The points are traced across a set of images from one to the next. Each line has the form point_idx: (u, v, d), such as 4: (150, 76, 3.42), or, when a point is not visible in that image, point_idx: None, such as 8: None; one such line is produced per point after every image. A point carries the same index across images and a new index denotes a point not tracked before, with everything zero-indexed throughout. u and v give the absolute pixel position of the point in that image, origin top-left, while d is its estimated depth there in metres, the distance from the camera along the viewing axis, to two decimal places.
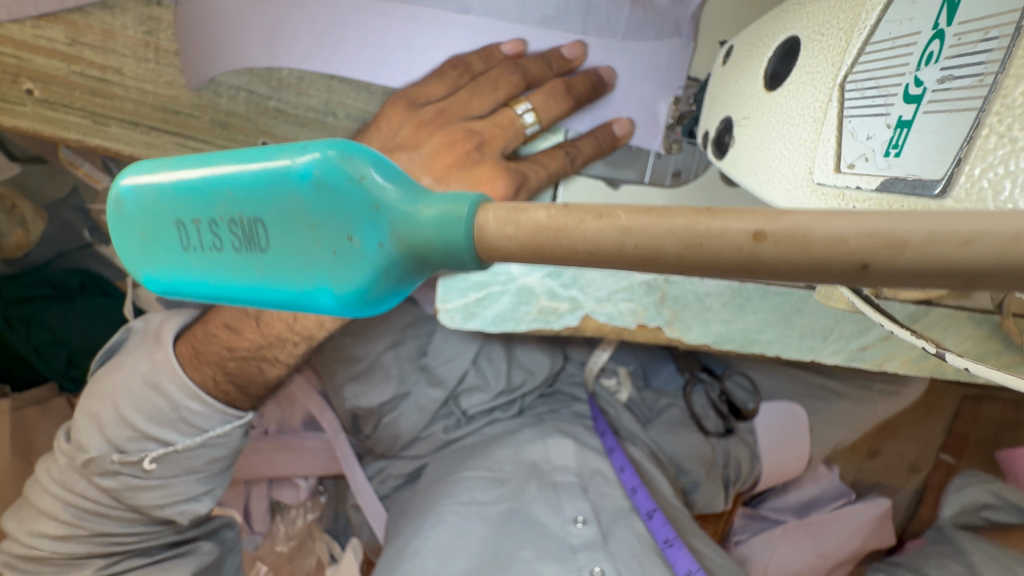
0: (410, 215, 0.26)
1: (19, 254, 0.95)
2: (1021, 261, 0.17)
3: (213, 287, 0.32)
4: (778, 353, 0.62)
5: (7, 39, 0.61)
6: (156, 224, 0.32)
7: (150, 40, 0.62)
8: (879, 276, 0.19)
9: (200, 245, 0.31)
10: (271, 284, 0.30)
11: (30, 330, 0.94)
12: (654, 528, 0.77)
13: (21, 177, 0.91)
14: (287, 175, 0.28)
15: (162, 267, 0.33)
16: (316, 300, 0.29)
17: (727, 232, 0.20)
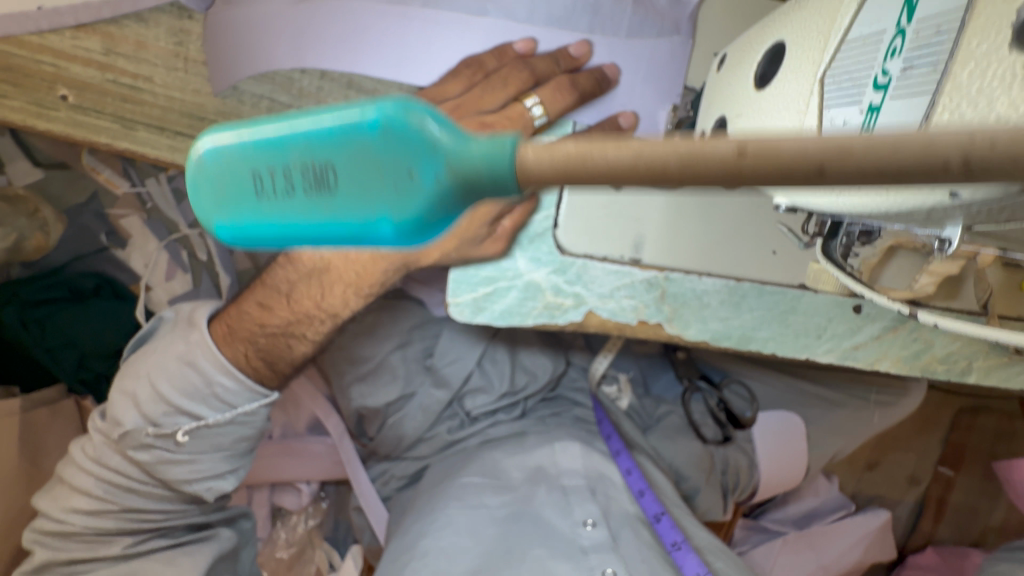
0: (466, 150, 0.23)
1: (37, 256, 0.98)
2: (955, 162, 0.17)
3: (273, 237, 0.26)
4: (773, 351, 0.64)
5: (45, 48, 0.64)
6: (219, 176, 0.26)
7: (179, 51, 0.66)
8: (833, 183, 0.19)
9: (266, 190, 0.25)
10: (334, 231, 0.25)
11: (44, 332, 0.96)
12: (663, 531, 0.79)
13: (42, 182, 0.96)
14: (353, 115, 0.24)
15: (222, 216, 0.27)
16: (373, 241, 0.25)
17: (711, 150, 0.19)
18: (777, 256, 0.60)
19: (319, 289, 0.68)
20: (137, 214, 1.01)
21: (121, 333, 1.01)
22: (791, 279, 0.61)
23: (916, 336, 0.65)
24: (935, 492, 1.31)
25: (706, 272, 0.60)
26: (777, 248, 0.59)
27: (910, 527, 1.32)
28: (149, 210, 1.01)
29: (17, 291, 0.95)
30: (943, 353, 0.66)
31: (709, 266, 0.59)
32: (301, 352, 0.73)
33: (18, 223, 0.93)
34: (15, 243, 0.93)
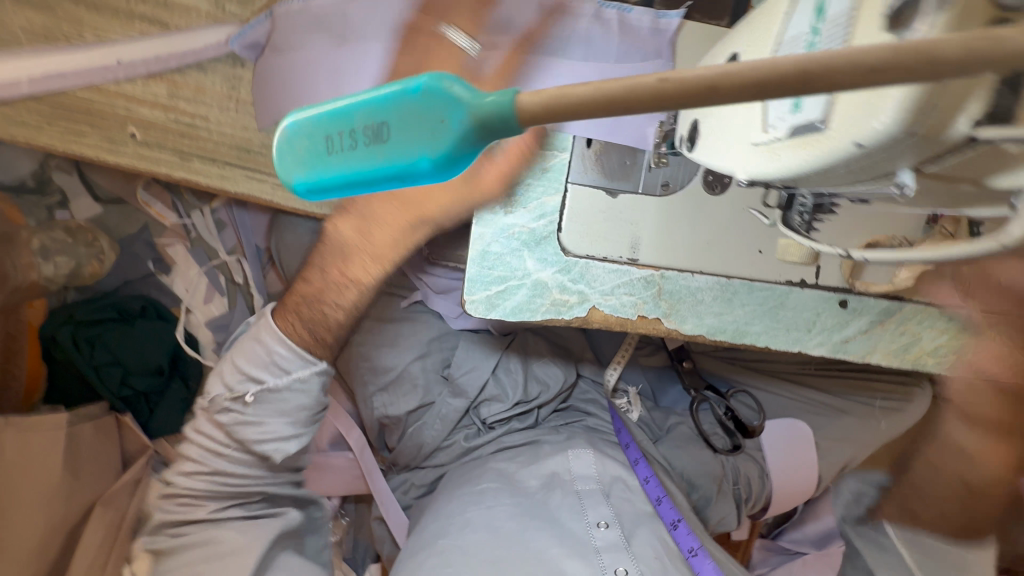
0: (477, 102, 0.30)
1: (92, 281, 1.07)
2: (792, 72, 0.24)
3: (346, 182, 0.34)
4: (767, 344, 0.68)
5: (119, 94, 0.75)
6: (311, 141, 0.35)
7: (233, 94, 0.77)
8: (725, 94, 0.25)
9: (342, 146, 0.33)
10: (386, 172, 0.33)
11: (93, 351, 1.04)
12: (680, 538, 0.82)
13: (100, 216, 1.08)
14: (402, 87, 0.31)
15: (310, 171, 0.35)
16: (414, 175, 0.32)
17: (640, 81, 0.26)
18: (763, 255, 0.66)
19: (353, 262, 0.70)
20: (182, 242, 1.11)
21: (162, 350, 1.09)
22: (777, 275, 0.66)
23: (903, 330, 0.70)
24: None
25: (698, 270, 0.66)
26: (763, 247, 0.66)
27: None
28: (193, 239, 1.11)
29: (75, 311, 1.05)
30: (931, 346, 0.70)
31: (701, 264, 0.65)
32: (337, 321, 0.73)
33: (77, 252, 1.04)
34: (74, 270, 1.04)
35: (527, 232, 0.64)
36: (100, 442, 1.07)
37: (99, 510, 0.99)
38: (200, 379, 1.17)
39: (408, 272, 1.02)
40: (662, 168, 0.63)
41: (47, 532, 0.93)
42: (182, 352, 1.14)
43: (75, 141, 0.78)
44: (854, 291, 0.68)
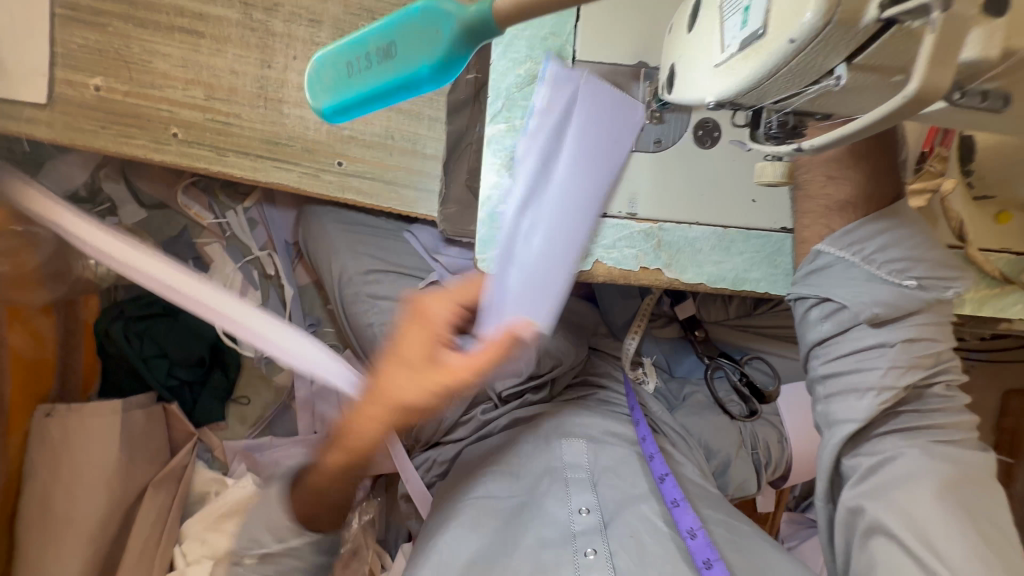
0: (459, 11, 0.39)
1: (139, 280, 1.18)
2: None
3: (367, 99, 0.45)
4: (767, 290, 0.71)
5: (164, 99, 0.85)
6: (337, 70, 0.45)
7: (262, 93, 0.86)
8: None
9: (361, 68, 0.44)
10: (396, 82, 0.42)
11: (144, 345, 1.15)
12: (665, 489, 0.85)
13: (145, 220, 1.17)
14: (407, 10, 0.41)
15: (337, 95, 0.46)
16: (417, 83, 0.42)
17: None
18: (757, 203, 0.70)
19: (369, 412, 0.59)
20: (218, 241, 1.20)
21: (203, 342, 1.19)
22: (771, 223, 0.70)
23: None
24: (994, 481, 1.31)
25: (695, 222, 0.70)
26: (756, 197, 0.70)
27: None
28: (229, 238, 1.20)
29: (126, 309, 1.15)
30: None
31: (697, 215, 0.69)
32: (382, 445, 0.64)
33: None
34: None
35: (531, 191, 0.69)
36: (151, 430, 1.14)
37: (151, 491, 1.10)
38: (239, 369, 1.25)
39: (424, 255, 1.05)
40: (654, 125, 0.68)
41: (107, 508, 1.04)
42: (221, 345, 1.22)
43: (125, 143, 0.85)
44: None
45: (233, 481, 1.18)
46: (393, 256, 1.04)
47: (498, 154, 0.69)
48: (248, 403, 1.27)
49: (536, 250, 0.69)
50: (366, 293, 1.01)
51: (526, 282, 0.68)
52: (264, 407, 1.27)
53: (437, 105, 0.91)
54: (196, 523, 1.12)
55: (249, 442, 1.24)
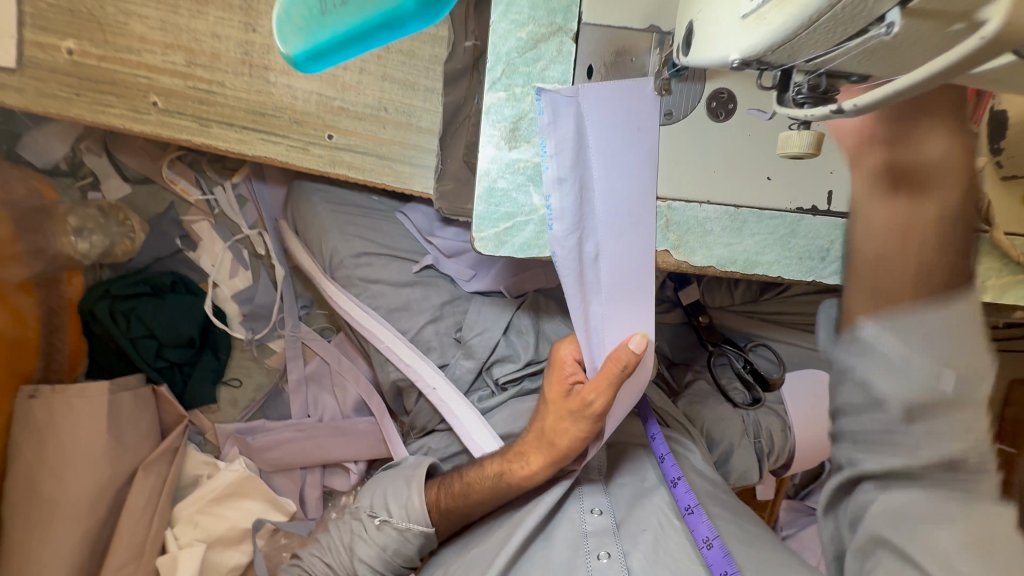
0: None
1: (125, 259, 1.13)
2: None
3: (339, 40, 0.50)
4: (780, 274, 0.68)
5: (141, 64, 0.79)
6: (308, 9, 0.50)
7: (246, 59, 0.80)
8: None
9: (333, 6, 0.49)
10: (367, 23, 0.48)
11: (130, 323, 1.09)
12: (679, 495, 0.82)
13: (130, 196, 1.13)
14: None
15: (310, 35, 0.51)
16: (389, 24, 0.47)
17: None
18: (772, 180, 0.65)
19: (529, 450, 0.77)
20: (207, 219, 1.16)
21: (193, 322, 1.14)
22: (787, 202, 0.65)
23: None
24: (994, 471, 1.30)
25: (705, 200, 0.66)
26: (772, 174, 0.65)
27: None
28: (217, 215, 1.16)
29: (111, 286, 1.10)
30: None
31: (707, 193, 0.65)
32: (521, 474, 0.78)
33: (110, 230, 1.10)
34: (107, 248, 1.10)
35: (532, 166, 0.64)
36: (140, 413, 1.10)
37: (140, 475, 1.07)
38: (230, 350, 1.22)
39: (418, 238, 1.01)
40: (665, 97, 0.62)
41: (96, 489, 1.01)
42: (211, 325, 1.19)
43: (101, 112, 0.80)
44: None
45: (225, 465, 1.15)
46: (386, 238, 1.00)
47: (497, 125, 0.63)
48: (240, 385, 1.23)
49: (609, 272, 0.64)
50: (358, 276, 0.98)
51: (611, 302, 0.65)
52: (258, 388, 1.24)
53: (433, 76, 0.85)
54: (188, 507, 1.12)
55: (240, 426, 1.20)
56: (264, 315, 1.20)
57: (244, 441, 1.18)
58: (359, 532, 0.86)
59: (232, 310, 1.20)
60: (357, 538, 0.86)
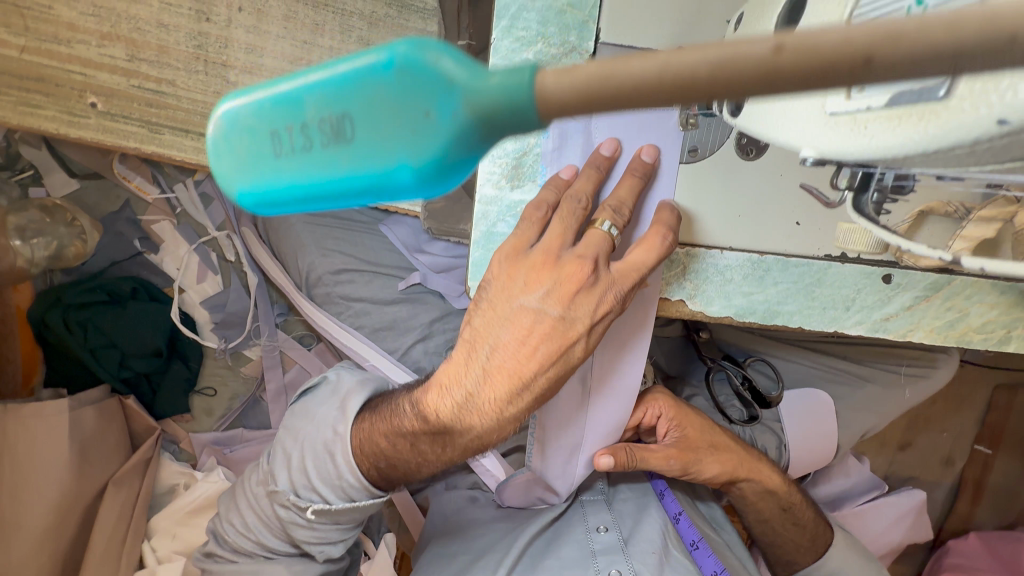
0: (476, 83, 0.25)
1: (77, 263, 1.03)
2: (890, 64, 0.18)
3: (304, 192, 0.30)
4: (801, 325, 0.62)
5: (74, 58, 0.71)
6: (253, 139, 0.30)
7: (199, 54, 0.73)
8: (880, 72, 0.18)
9: (293, 145, 0.29)
10: (356, 180, 0.28)
11: (87, 334, 0.99)
12: (682, 530, 0.79)
13: (78, 193, 1.02)
14: (371, 65, 0.26)
15: (254, 179, 0.30)
16: (395, 191, 0.28)
17: (749, 48, 0.19)
18: (801, 226, 0.59)
19: (487, 390, 0.55)
20: (167, 219, 1.06)
21: (158, 332, 1.04)
22: (815, 249, 0.60)
23: (950, 305, 0.62)
24: (972, 473, 1.26)
25: (727, 247, 0.60)
26: (801, 218, 0.59)
27: (947, 511, 1.28)
28: (179, 215, 1.06)
29: (62, 294, 1.00)
30: (980, 322, 0.63)
31: (729, 239, 0.59)
32: (459, 440, 0.60)
33: (58, 232, 1.00)
34: (56, 251, 1.00)
35: None
36: (110, 427, 1.02)
37: (111, 490, 0.98)
38: (201, 358, 1.13)
39: (404, 252, 0.93)
40: (690, 131, 0.56)
41: (57, 515, 0.91)
42: (179, 333, 1.10)
43: (30, 114, 0.73)
44: (901, 264, 0.61)
45: (201, 475, 1.06)
46: (368, 252, 0.92)
47: (498, 161, 0.57)
48: (214, 394, 1.14)
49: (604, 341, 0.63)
50: (339, 294, 0.91)
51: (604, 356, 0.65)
52: (234, 397, 1.15)
53: None
54: (167, 517, 1.02)
55: (217, 435, 1.12)
56: (238, 322, 1.12)
57: (222, 452, 1.11)
58: (290, 519, 0.71)
59: (202, 316, 1.11)
60: (290, 524, 0.72)
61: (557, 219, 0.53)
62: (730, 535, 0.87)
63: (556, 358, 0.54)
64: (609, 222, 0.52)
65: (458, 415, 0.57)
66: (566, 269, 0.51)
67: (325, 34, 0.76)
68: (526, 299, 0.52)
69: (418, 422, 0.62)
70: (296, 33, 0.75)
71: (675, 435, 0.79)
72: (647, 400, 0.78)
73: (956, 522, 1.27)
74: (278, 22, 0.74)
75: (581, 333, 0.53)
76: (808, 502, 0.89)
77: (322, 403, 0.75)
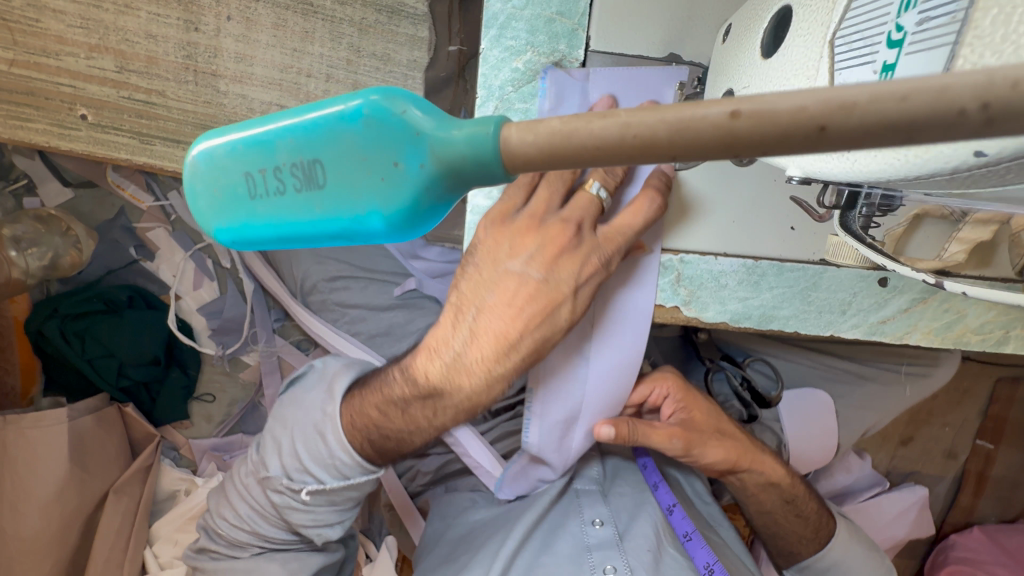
0: (442, 135, 0.26)
1: (73, 272, 1.03)
2: (845, 135, 0.19)
3: (278, 232, 0.30)
4: (796, 330, 0.62)
5: (64, 71, 0.72)
6: (225, 179, 0.30)
7: (189, 63, 0.73)
8: (837, 140, 0.19)
9: (267, 189, 0.29)
10: (329, 224, 0.29)
11: (84, 344, 0.99)
12: (676, 522, 0.78)
13: (73, 202, 1.03)
14: (339, 112, 0.27)
15: (229, 219, 0.31)
16: (370, 237, 0.29)
17: (706, 113, 0.20)
18: (796, 231, 0.59)
19: (475, 348, 0.56)
20: (162, 226, 1.06)
21: (157, 340, 1.05)
22: (810, 254, 0.59)
23: (948, 306, 0.62)
24: (975, 466, 1.25)
25: (721, 253, 0.59)
26: (796, 223, 0.59)
27: (949, 505, 1.28)
28: (174, 222, 1.06)
29: (58, 304, 1.00)
30: (978, 323, 0.62)
31: (723, 245, 0.59)
32: (451, 401, 0.60)
33: (53, 241, 0.99)
34: (52, 261, 0.99)
35: None
36: (110, 436, 1.02)
37: (112, 498, 0.97)
38: (199, 365, 1.13)
39: (400, 257, 0.93)
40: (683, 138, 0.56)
41: (60, 524, 0.91)
42: (176, 340, 1.10)
43: (21, 127, 0.74)
44: None
45: (202, 482, 1.06)
46: (363, 260, 0.93)
47: None
48: (213, 400, 1.15)
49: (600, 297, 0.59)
50: (334, 301, 0.92)
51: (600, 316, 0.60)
52: (233, 403, 1.15)
53: (411, 83, 0.80)
54: (167, 524, 1.01)
55: (216, 441, 1.12)
56: (235, 329, 1.11)
57: (221, 457, 1.10)
58: (285, 504, 0.72)
59: (199, 323, 1.11)
60: (285, 508, 0.72)
61: (543, 184, 0.52)
62: (727, 531, 0.86)
63: (542, 320, 0.54)
64: (599, 183, 0.52)
65: (448, 375, 0.58)
66: (550, 233, 0.51)
67: (314, 42, 0.75)
68: (511, 264, 0.52)
69: (409, 388, 0.62)
70: (285, 41, 0.74)
71: (681, 416, 0.76)
72: (654, 378, 0.75)
73: (958, 516, 1.26)
74: (267, 30, 0.74)
75: (567, 295, 0.53)
76: (811, 493, 0.86)
77: (311, 388, 0.75)
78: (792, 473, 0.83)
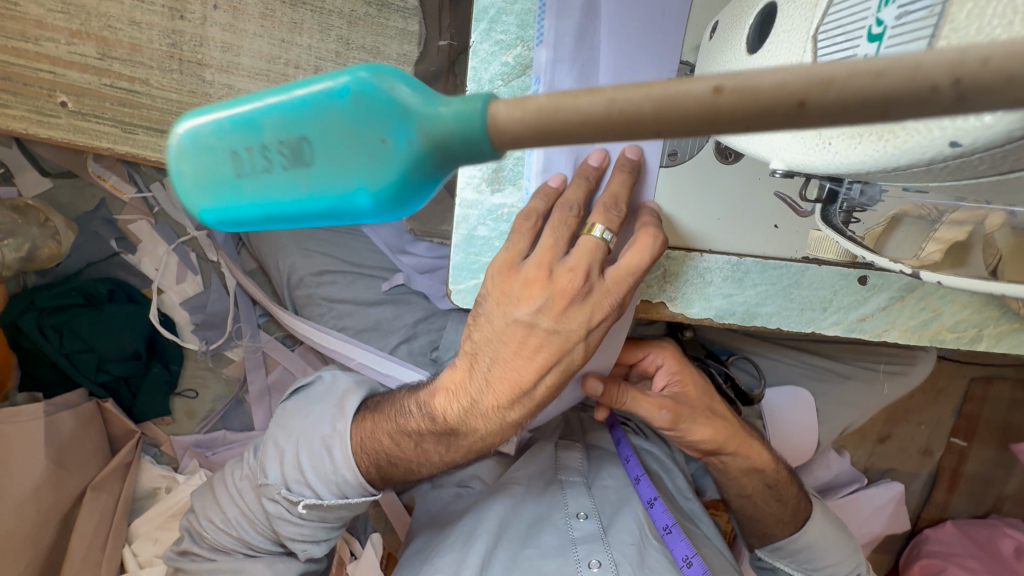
0: (430, 112, 0.26)
1: (51, 264, 1.01)
2: (819, 114, 0.19)
3: (266, 212, 0.30)
4: (778, 326, 0.63)
5: (42, 56, 0.70)
6: (212, 160, 0.30)
7: (174, 52, 0.72)
8: (813, 115, 0.19)
9: (255, 168, 0.29)
10: (318, 202, 0.29)
11: (64, 338, 0.97)
12: (655, 516, 0.78)
13: (52, 192, 1.01)
14: (328, 88, 0.27)
15: (214, 197, 0.30)
16: (358, 214, 0.29)
17: (689, 90, 0.21)
18: (779, 229, 0.60)
19: (490, 387, 0.56)
20: (145, 218, 1.05)
21: (138, 334, 1.03)
22: (793, 252, 0.60)
23: (925, 304, 0.63)
24: (949, 462, 1.28)
25: (707, 249, 0.60)
26: (780, 222, 0.60)
27: (924, 500, 1.31)
28: (157, 214, 1.06)
29: (36, 296, 0.98)
30: (953, 321, 0.63)
31: (708, 242, 0.60)
32: (464, 442, 0.61)
33: (30, 232, 0.97)
34: (29, 253, 0.98)
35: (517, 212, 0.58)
36: (87, 432, 1.00)
37: (90, 495, 0.94)
38: (182, 360, 1.11)
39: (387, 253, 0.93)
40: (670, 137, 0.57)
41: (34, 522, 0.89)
42: (158, 335, 1.08)
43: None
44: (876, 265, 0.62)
45: (185, 478, 1.04)
46: (350, 253, 0.92)
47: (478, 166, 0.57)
48: (196, 396, 1.13)
49: None
50: (320, 295, 0.91)
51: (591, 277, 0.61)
52: (216, 399, 1.13)
53: None
54: (146, 521, 0.99)
55: (198, 438, 1.11)
56: (219, 323, 1.10)
57: (203, 454, 1.09)
58: (279, 514, 0.71)
59: (182, 317, 1.10)
60: (277, 518, 0.71)
61: (548, 229, 0.52)
62: (708, 526, 0.87)
63: (556, 363, 0.55)
64: (603, 228, 0.51)
65: (464, 418, 0.59)
66: (560, 283, 0.51)
67: (303, 33, 0.75)
68: (520, 313, 0.52)
69: (424, 423, 0.62)
70: (273, 32, 0.74)
71: (673, 389, 0.78)
72: (654, 345, 0.80)
73: (933, 512, 1.29)
74: (254, 20, 0.73)
75: (578, 341, 0.54)
76: (794, 479, 0.87)
77: (318, 401, 0.74)
78: (777, 459, 0.84)
